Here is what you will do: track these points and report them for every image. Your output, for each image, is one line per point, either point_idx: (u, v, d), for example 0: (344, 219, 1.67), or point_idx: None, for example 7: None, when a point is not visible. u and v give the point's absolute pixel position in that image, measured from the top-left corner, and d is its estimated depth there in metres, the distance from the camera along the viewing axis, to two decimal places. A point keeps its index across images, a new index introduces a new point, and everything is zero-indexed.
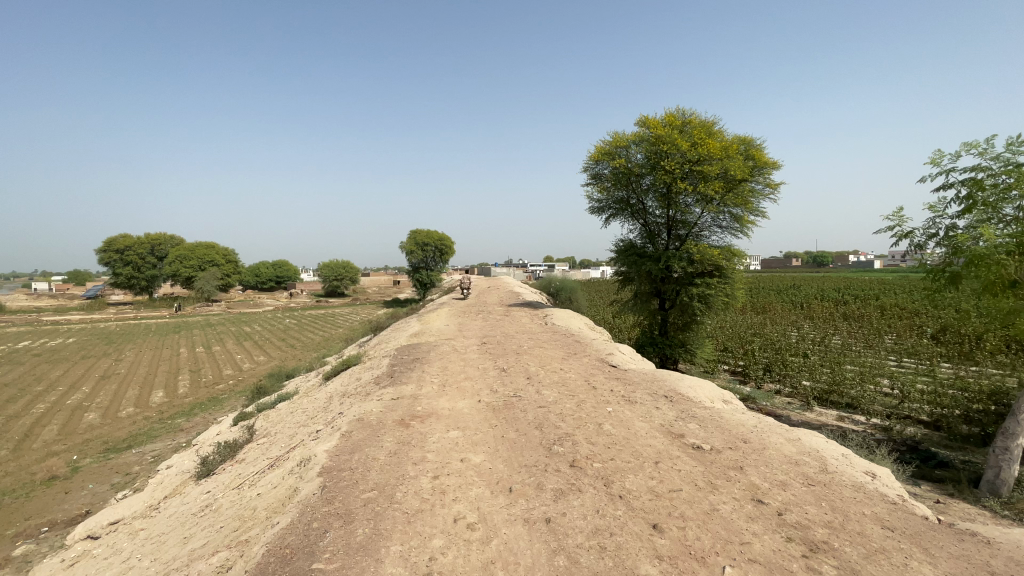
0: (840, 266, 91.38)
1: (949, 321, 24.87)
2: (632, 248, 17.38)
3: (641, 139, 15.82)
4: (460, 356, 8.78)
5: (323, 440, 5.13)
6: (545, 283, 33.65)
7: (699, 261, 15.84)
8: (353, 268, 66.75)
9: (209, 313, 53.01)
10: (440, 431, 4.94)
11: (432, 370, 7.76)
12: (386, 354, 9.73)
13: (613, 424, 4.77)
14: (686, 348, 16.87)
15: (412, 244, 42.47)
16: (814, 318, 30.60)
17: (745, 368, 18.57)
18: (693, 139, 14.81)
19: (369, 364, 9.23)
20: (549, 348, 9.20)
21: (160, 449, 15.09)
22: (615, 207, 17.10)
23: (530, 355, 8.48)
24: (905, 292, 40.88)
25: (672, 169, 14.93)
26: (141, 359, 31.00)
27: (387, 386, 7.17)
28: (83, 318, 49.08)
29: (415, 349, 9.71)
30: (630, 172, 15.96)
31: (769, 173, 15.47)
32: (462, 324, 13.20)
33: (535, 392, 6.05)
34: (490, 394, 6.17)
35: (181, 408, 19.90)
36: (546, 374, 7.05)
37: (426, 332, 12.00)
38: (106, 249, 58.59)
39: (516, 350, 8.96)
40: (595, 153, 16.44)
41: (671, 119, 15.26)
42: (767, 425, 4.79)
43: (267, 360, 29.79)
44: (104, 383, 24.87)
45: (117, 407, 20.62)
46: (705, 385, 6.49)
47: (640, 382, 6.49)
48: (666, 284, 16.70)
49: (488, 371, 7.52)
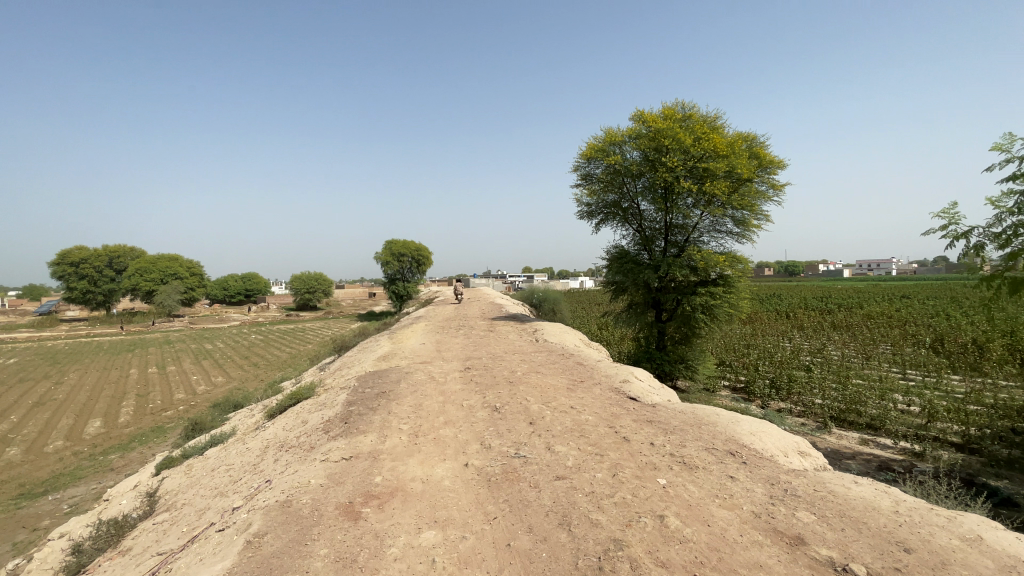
0: (813, 275, 92.76)
1: (944, 332, 24.15)
2: (626, 255, 15.81)
3: (637, 135, 14.26)
4: (438, 388, 6.92)
5: (220, 550, 3.23)
6: (527, 293, 31.89)
7: (701, 268, 14.31)
8: (326, 281, 64.17)
9: (169, 329, 49.52)
10: (406, 531, 3.12)
11: (400, 410, 5.89)
12: (345, 385, 7.77)
13: (684, 516, 3.03)
14: (688, 363, 15.33)
15: (387, 254, 40.36)
16: (804, 328, 29.54)
17: (749, 385, 17.10)
18: (695, 134, 13.33)
19: (322, 400, 7.29)
20: (549, 375, 7.42)
21: (85, 492, 12.69)
22: (608, 211, 15.54)
23: (527, 386, 6.70)
24: (887, 300, 40.66)
25: (674, 167, 13.39)
26: (85, 382, 27.89)
27: (337, 437, 5.28)
28: (30, 336, 45.18)
29: (381, 378, 7.77)
30: (625, 172, 14.38)
31: (774, 174, 14.12)
32: (441, 343, 11.39)
33: (546, 448, 4.29)
34: (482, 453, 4.37)
35: (120, 441, 17.34)
36: (554, 415, 5.29)
37: (397, 354, 10.13)
38: (60, 261, 54.69)
39: (508, 378, 7.17)
40: (586, 150, 14.84)
41: (669, 112, 13.77)
42: (912, 512, 3.13)
43: (225, 381, 27.15)
44: (35, 411, 21.95)
45: (44, 440, 17.87)
46: (771, 429, 4.83)
47: (684, 427, 4.79)
48: (665, 294, 15.18)
49: (475, 411, 5.70)
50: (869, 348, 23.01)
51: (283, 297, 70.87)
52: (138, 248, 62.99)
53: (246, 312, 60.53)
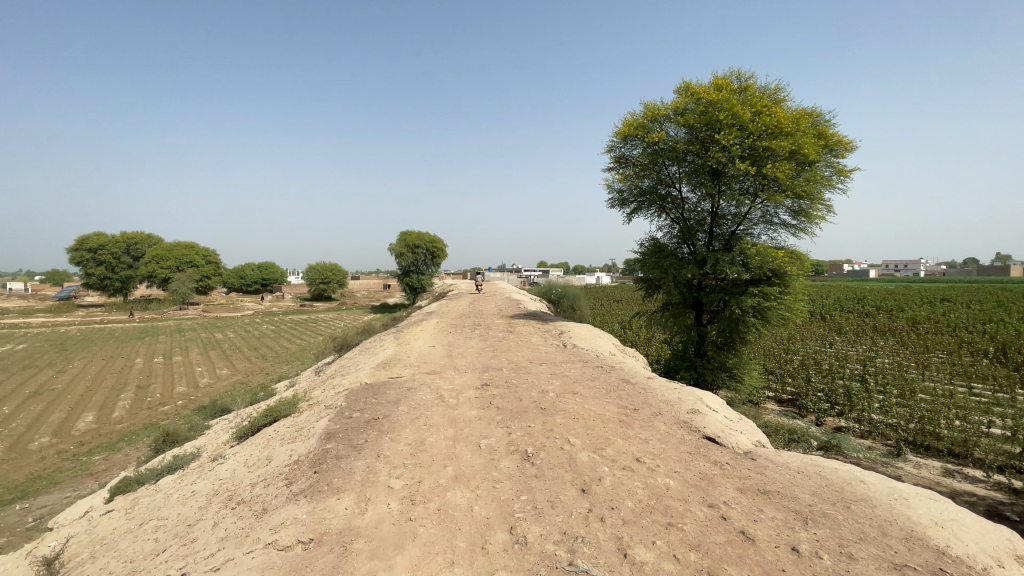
0: (839, 275, 89.27)
1: (1009, 341, 21.70)
2: (664, 250, 13.93)
3: (683, 110, 12.38)
4: (447, 414, 5.28)
5: None
6: (545, 288, 30.09)
7: (754, 264, 12.29)
8: (341, 271, 63.19)
9: (182, 317, 48.87)
10: None
11: (394, 452, 4.26)
12: (331, 403, 6.16)
13: None
14: (732, 372, 13.47)
15: (401, 246, 38.93)
16: (843, 332, 27.31)
17: (799, 398, 15.08)
18: (754, 107, 11.34)
19: (298, 424, 5.68)
20: (591, 399, 5.72)
21: (55, 502, 11.34)
22: (645, 198, 13.65)
23: (565, 416, 5.00)
24: (927, 303, 37.89)
25: (728, 146, 11.41)
26: (88, 372, 26.91)
27: (301, 497, 3.66)
28: (45, 322, 44.77)
29: (376, 395, 6.13)
30: (668, 151, 12.50)
31: (840, 155, 12.07)
32: (453, 347, 9.78)
33: (624, 558, 2.59)
34: (514, 554, 2.70)
35: (109, 439, 16.06)
36: (616, 474, 3.61)
37: (400, 359, 8.52)
38: (79, 247, 54.40)
39: (538, 402, 5.48)
40: (623, 127, 12.94)
41: (723, 82, 11.80)
42: None
43: (230, 375, 25.97)
44: (30, 402, 20.87)
45: (31, 436, 16.66)
46: (965, 520, 3.20)
47: (827, 513, 3.11)
48: (709, 293, 13.25)
49: (498, 459, 4.04)
50: (924, 357, 20.75)
51: (297, 287, 70.21)
52: (155, 235, 62.59)
53: (259, 301, 59.69)
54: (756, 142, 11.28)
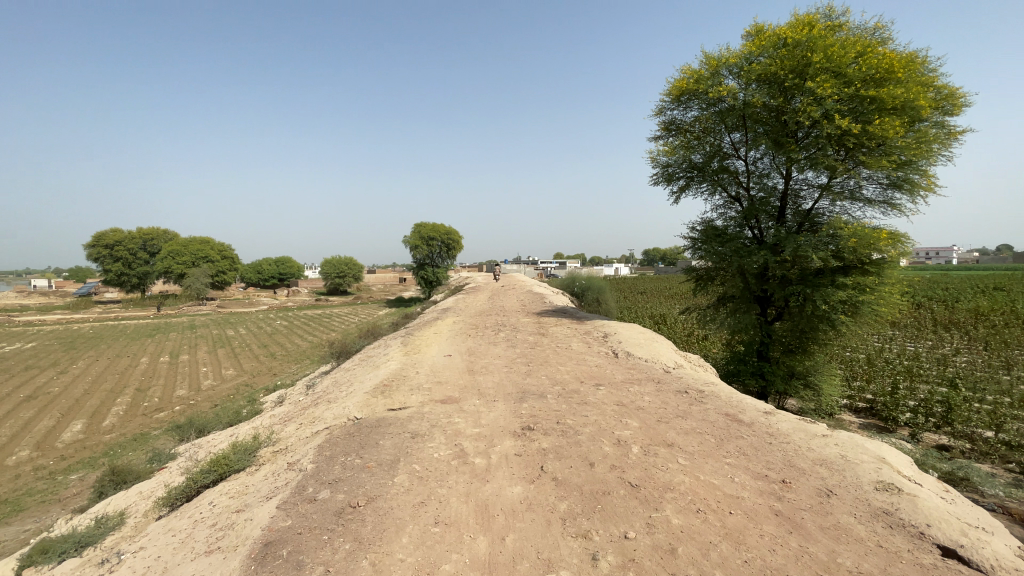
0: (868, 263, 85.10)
1: None
2: (723, 232, 11.60)
3: (754, 59, 10.04)
4: (474, 493, 3.16)
5: None
6: (568, 280, 27.78)
7: (845, 249, 9.88)
8: (356, 265, 61.68)
9: (195, 313, 47.62)
10: None
11: None
12: (296, 460, 4.07)
13: None
14: (806, 379, 11.15)
15: (416, 238, 36.93)
16: (901, 326, 24.50)
17: (882, 410, 12.55)
18: (854, 48, 8.99)
19: (239, 502, 3.61)
20: (705, 462, 3.54)
21: (8, 538, 9.57)
22: (701, 171, 11.35)
23: (681, 509, 2.85)
24: (983, 292, 34.76)
25: (821, 97, 9.04)
26: (89, 373, 25.42)
27: None
28: (59, 319, 43.90)
29: (364, 447, 4.02)
30: (736, 110, 10.19)
31: (953, 112, 9.61)
32: (474, 358, 7.66)
33: None
34: None
35: (93, 454, 14.32)
36: None
37: (405, 378, 6.41)
38: (95, 244, 53.47)
39: (622, 471, 3.35)
40: (679, 82, 10.71)
41: (809, 19, 9.49)
42: None
43: (235, 376, 24.30)
44: (20, 408, 19.31)
45: (10, 449, 15.00)
46: None
47: None
48: (782, 286, 10.87)
49: None
50: (1009, 355, 17.96)
51: (312, 281, 68.92)
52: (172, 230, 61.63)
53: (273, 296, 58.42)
54: (856, 92, 8.92)
